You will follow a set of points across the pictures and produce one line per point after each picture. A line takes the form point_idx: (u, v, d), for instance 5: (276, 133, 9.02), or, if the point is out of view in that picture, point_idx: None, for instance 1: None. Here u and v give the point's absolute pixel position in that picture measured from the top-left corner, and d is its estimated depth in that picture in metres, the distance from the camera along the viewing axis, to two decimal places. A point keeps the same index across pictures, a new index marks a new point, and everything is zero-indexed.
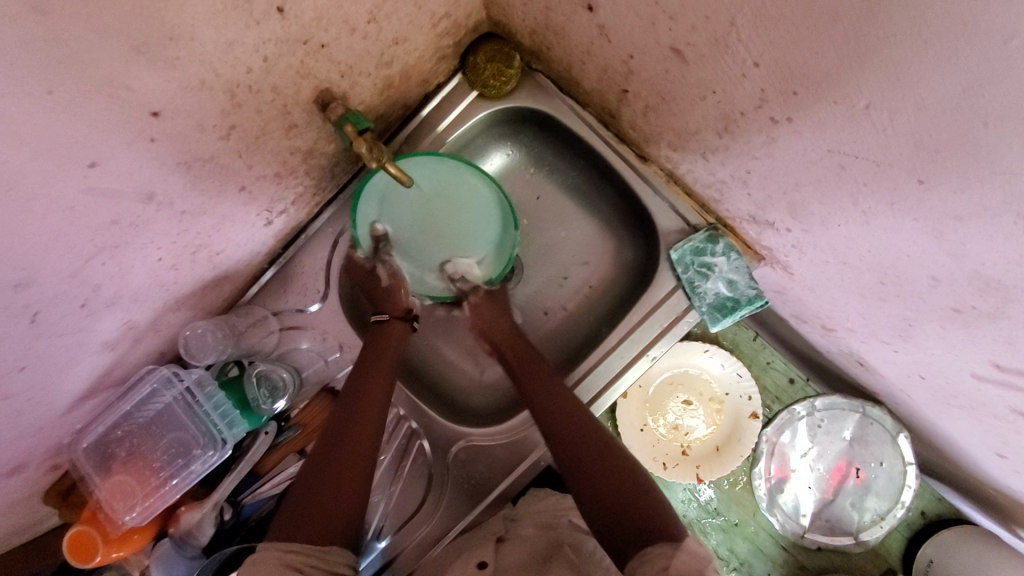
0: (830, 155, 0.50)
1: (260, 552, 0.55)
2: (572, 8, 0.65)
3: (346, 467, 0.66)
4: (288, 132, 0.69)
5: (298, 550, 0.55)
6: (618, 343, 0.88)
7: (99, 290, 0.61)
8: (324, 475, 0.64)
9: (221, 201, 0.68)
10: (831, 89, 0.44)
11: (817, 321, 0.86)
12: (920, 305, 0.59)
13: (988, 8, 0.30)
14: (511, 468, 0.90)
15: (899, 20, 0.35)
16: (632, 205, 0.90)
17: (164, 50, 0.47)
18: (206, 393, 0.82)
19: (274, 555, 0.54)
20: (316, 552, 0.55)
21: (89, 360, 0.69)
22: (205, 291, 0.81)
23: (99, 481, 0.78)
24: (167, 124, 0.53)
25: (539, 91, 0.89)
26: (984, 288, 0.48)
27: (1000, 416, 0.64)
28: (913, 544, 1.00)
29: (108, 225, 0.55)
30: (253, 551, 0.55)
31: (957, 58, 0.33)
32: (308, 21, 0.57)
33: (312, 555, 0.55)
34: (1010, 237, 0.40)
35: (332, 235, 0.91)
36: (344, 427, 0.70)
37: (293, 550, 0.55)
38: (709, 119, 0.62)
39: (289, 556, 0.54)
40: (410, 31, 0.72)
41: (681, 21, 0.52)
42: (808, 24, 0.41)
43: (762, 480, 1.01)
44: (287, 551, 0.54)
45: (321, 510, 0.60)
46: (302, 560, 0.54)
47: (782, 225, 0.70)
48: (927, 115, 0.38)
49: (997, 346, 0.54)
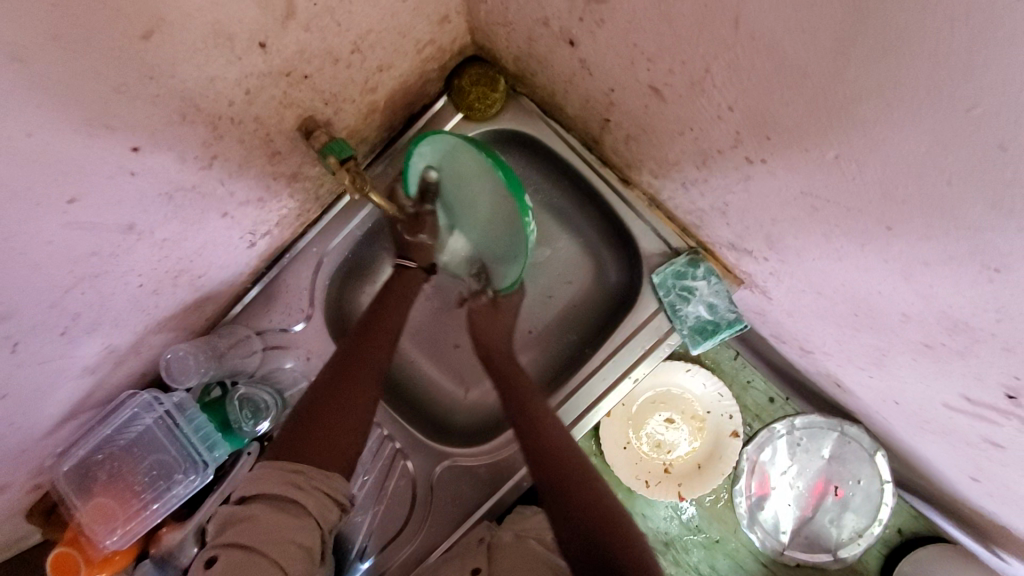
0: (803, 197, 0.52)
1: (263, 469, 0.57)
2: (554, 41, 0.66)
3: (355, 406, 0.68)
4: (272, 158, 0.70)
5: (303, 472, 0.58)
6: (601, 365, 0.88)
7: (78, 317, 0.60)
8: (332, 412, 0.66)
9: (203, 227, 0.68)
10: (801, 137, 0.45)
11: (794, 342, 0.88)
12: (893, 337, 0.60)
13: (943, 81, 0.31)
14: (494, 487, 0.89)
15: (863, 83, 0.36)
16: (615, 227, 0.91)
17: (146, 89, 0.47)
18: (186, 415, 0.80)
19: (277, 472, 0.57)
20: (318, 485, 0.58)
21: (69, 385, 0.68)
22: (187, 312, 0.81)
23: (79, 503, 0.77)
24: (148, 157, 0.53)
25: (523, 114, 0.90)
26: (952, 328, 0.50)
27: (971, 443, 0.65)
28: (891, 560, 1.02)
29: (87, 255, 0.55)
30: (261, 469, 0.57)
31: (917, 120, 0.35)
32: (291, 55, 0.58)
33: (315, 478, 0.58)
34: (975, 284, 0.42)
35: (317, 255, 0.90)
36: (352, 364, 0.72)
37: (297, 471, 0.58)
38: (688, 153, 0.63)
39: (292, 475, 0.57)
40: (395, 59, 0.72)
41: (659, 64, 0.53)
42: (778, 78, 0.42)
43: (743, 497, 1.02)
44: (291, 471, 0.57)
45: (328, 448, 0.63)
46: (304, 481, 0.57)
47: (759, 254, 0.72)
48: (891, 168, 0.40)
49: (967, 381, 0.55)
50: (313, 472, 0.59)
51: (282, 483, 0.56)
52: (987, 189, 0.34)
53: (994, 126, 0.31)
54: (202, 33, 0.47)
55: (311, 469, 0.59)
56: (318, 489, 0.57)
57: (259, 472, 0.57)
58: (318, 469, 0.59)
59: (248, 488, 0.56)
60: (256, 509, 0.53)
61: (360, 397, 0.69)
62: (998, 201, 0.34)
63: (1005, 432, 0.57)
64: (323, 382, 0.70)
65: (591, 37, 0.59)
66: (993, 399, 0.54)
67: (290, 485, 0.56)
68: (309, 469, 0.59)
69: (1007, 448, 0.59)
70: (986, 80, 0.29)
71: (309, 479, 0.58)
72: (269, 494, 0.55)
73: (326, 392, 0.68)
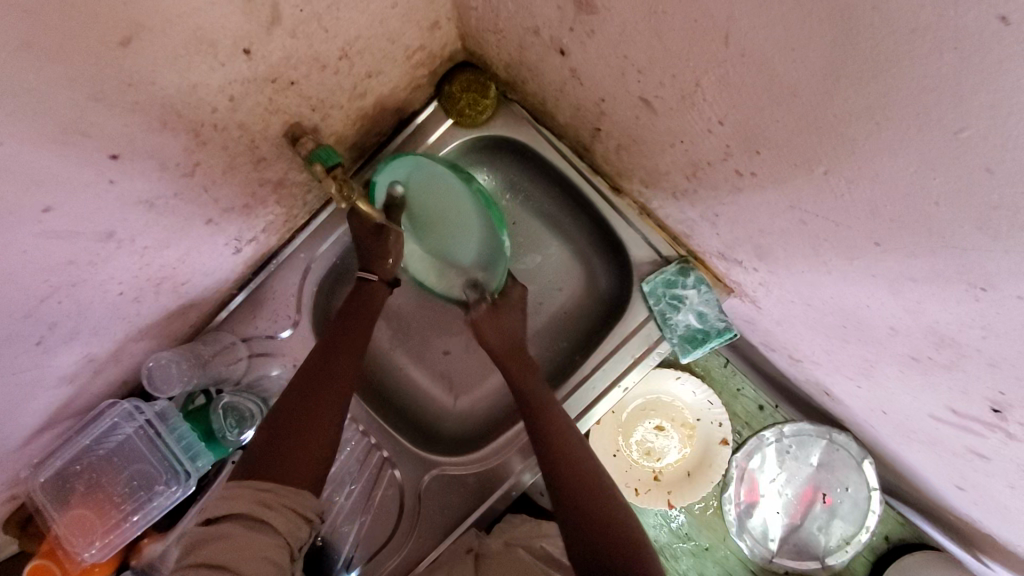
0: (792, 211, 0.52)
1: (230, 490, 0.56)
2: (545, 50, 0.66)
3: (323, 426, 0.66)
4: (258, 164, 0.68)
5: (270, 488, 0.57)
6: (590, 373, 0.88)
7: (55, 327, 0.59)
8: (303, 428, 0.64)
9: (186, 234, 0.67)
10: (791, 152, 0.45)
11: (784, 351, 0.88)
12: (880, 349, 0.60)
13: (931, 102, 0.31)
14: (484, 496, 0.89)
15: (853, 103, 0.36)
16: (605, 235, 0.91)
17: (124, 96, 0.46)
18: (169, 424, 0.79)
19: (247, 492, 0.56)
20: (283, 501, 0.57)
21: (46, 396, 0.66)
22: (170, 319, 0.79)
23: (55, 515, 0.75)
24: (127, 164, 0.52)
25: (514, 121, 0.89)
26: (939, 342, 0.50)
27: (957, 453, 0.65)
28: (878, 566, 1.02)
29: (64, 264, 0.53)
30: (225, 490, 0.56)
31: (906, 140, 0.35)
32: (277, 61, 0.57)
33: (284, 495, 0.57)
34: (963, 301, 0.42)
35: (304, 261, 0.89)
36: (315, 375, 0.70)
37: (265, 489, 0.57)
38: (678, 164, 0.63)
39: (260, 493, 0.56)
40: (384, 65, 0.72)
41: (649, 76, 0.53)
42: (766, 94, 0.42)
43: (732, 504, 1.02)
44: (256, 489, 0.56)
45: (296, 465, 0.61)
46: (272, 498, 0.56)
47: (749, 264, 0.71)
48: (881, 186, 0.40)
49: (953, 393, 0.56)
50: (280, 488, 0.58)
51: (252, 501, 0.55)
52: (975, 211, 0.34)
53: (982, 149, 0.31)
54: (183, 39, 0.46)
55: (276, 485, 0.58)
56: (289, 507, 0.57)
57: (224, 493, 0.56)
58: (284, 485, 0.58)
59: (215, 508, 0.54)
60: (229, 527, 0.52)
61: (328, 411, 0.67)
62: (987, 222, 0.34)
63: (992, 444, 0.57)
64: (291, 400, 0.68)
65: (582, 47, 0.58)
66: (979, 413, 0.54)
67: (260, 503, 0.55)
68: (279, 488, 0.58)
69: (993, 459, 0.59)
70: (973, 102, 0.29)
71: (279, 496, 0.57)
72: (240, 514, 0.54)
73: (296, 407, 0.66)
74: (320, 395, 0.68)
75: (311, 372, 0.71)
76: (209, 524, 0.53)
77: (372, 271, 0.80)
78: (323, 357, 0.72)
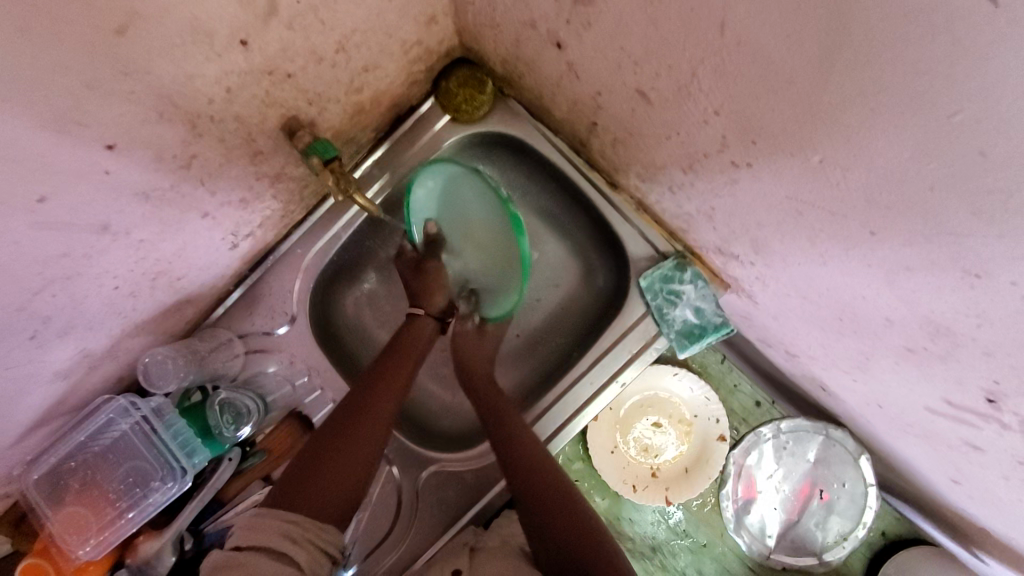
0: (788, 202, 0.52)
1: (256, 518, 0.56)
2: (541, 44, 0.66)
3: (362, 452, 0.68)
4: (254, 158, 0.68)
5: (299, 523, 0.56)
6: (588, 369, 0.88)
7: (49, 321, 0.58)
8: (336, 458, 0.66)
9: (182, 228, 0.67)
10: (786, 142, 0.46)
11: (781, 346, 0.88)
12: (876, 342, 0.61)
13: (923, 86, 0.32)
14: (482, 491, 0.88)
15: (847, 89, 0.36)
16: (603, 231, 0.91)
17: (119, 85, 0.46)
18: (164, 421, 0.78)
19: (273, 522, 0.55)
20: (308, 527, 0.57)
21: (40, 390, 0.66)
22: (166, 315, 0.79)
23: (50, 513, 0.75)
24: (122, 156, 0.52)
25: (511, 117, 0.89)
26: (935, 332, 0.50)
27: (953, 446, 0.65)
28: (875, 562, 1.03)
29: (58, 257, 0.53)
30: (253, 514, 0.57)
31: (899, 124, 0.35)
32: (273, 53, 0.57)
33: (312, 530, 0.57)
34: (958, 289, 0.42)
35: (301, 257, 0.89)
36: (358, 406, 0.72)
37: (294, 522, 0.56)
38: (675, 157, 0.63)
39: (289, 527, 0.55)
40: (381, 59, 0.72)
41: (646, 68, 0.53)
42: (761, 83, 0.42)
43: (729, 502, 1.02)
44: (286, 522, 0.56)
45: (324, 495, 0.62)
46: (300, 533, 0.56)
47: (745, 258, 0.72)
48: (875, 174, 0.40)
49: (949, 385, 0.56)
50: (309, 522, 0.57)
51: (278, 535, 0.54)
52: (971, 196, 0.34)
53: (978, 132, 0.31)
54: (178, 28, 0.46)
55: (305, 518, 0.57)
56: (313, 543, 0.56)
57: (252, 522, 0.55)
58: (310, 519, 0.58)
59: (240, 539, 0.53)
60: (254, 559, 0.51)
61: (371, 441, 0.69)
62: (982, 207, 0.34)
63: (987, 436, 0.57)
64: (329, 430, 0.69)
65: (578, 39, 0.59)
66: (975, 404, 0.54)
67: (286, 538, 0.54)
68: (304, 520, 0.57)
69: (988, 451, 0.59)
70: (965, 84, 0.29)
71: (304, 531, 0.56)
72: (265, 545, 0.53)
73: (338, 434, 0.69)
74: (359, 427, 0.70)
75: (356, 407, 0.72)
76: (235, 554, 0.51)
77: (421, 306, 0.82)
78: (366, 392, 0.74)
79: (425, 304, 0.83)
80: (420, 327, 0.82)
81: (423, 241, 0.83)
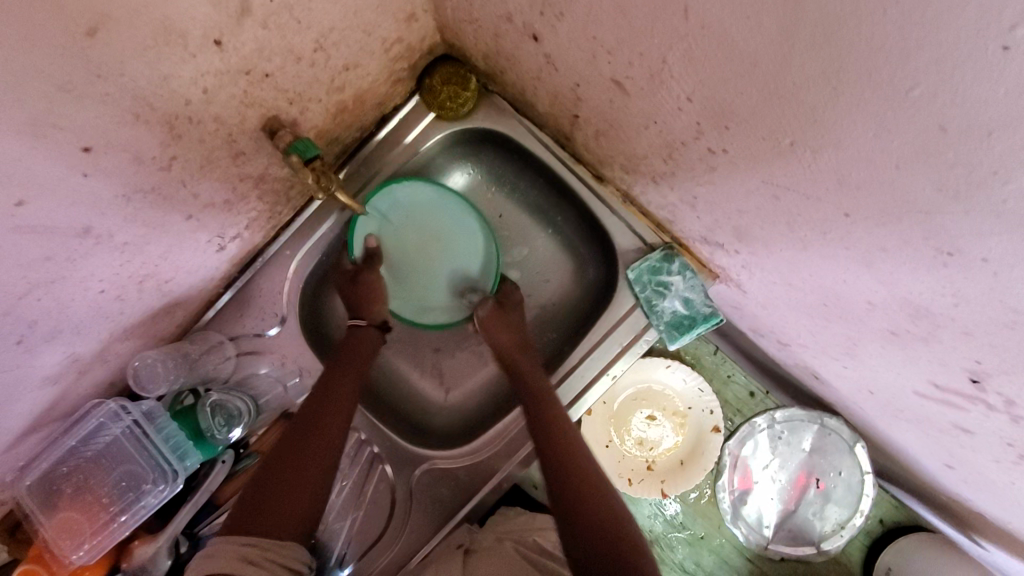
0: (765, 186, 0.52)
1: (215, 546, 0.55)
2: (519, 38, 0.66)
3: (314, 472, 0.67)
4: (236, 159, 0.69)
5: (259, 545, 0.56)
6: (578, 363, 0.88)
7: (35, 325, 0.59)
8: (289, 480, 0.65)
9: (166, 230, 0.67)
10: (757, 126, 0.46)
11: (772, 335, 0.88)
12: (860, 325, 0.60)
13: (882, 61, 0.32)
14: (478, 487, 0.88)
15: (811, 69, 0.37)
16: (591, 224, 0.91)
17: (93, 88, 0.46)
18: (155, 425, 0.78)
19: (229, 547, 0.55)
20: (269, 547, 0.57)
21: (30, 396, 0.66)
22: (155, 319, 0.79)
23: (43, 519, 0.74)
24: (100, 158, 0.52)
25: (496, 113, 0.89)
26: (914, 313, 0.49)
27: (943, 430, 0.65)
28: (874, 550, 1.02)
29: (40, 261, 0.53)
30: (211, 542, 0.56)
31: (861, 99, 0.35)
32: (249, 53, 0.57)
33: (271, 549, 0.57)
34: (932, 269, 0.42)
35: (289, 258, 0.89)
36: (307, 425, 0.72)
37: (252, 543, 0.56)
38: (654, 146, 0.63)
39: (247, 550, 0.55)
40: (361, 57, 0.72)
41: (619, 56, 0.53)
42: (731, 68, 0.43)
43: (725, 493, 1.01)
44: (244, 545, 0.55)
45: (285, 511, 0.62)
46: (258, 553, 0.55)
47: (730, 247, 0.72)
48: (846, 154, 0.40)
49: (933, 366, 0.55)
50: (266, 541, 0.57)
51: (239, 560, 0.54)
52: (939, 170, 0.34)
53: (938, 106, 0.31)
54: (150, 29, 0.46)
55: (266, 539, 0.58)
56: (272, 561, 0.56)
57: (211, 550, 0.55)
58: (273, 539, 0.58)
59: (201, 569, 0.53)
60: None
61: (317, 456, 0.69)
62: (951, 183, 0.34)
63: (974, 417, 0.57)
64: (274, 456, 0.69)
65: (553, 31, 0.59)
66: (959, 385, 0.54)
67: (246, 561, 0.54)
68: (263, 541, 0.57)
69: (977, 434, 0.58)
70: (922, 56, 0.30)
71: (263, 551, 0.56)
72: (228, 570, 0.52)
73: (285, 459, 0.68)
74: (307, 446, 0.69)
75: (307, 423, 0.72)
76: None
77: (365, 317, 0.85)
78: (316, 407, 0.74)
79: (364, 313, 0.86)
80: (365, 336, 0.85)
81: (362, 254, 0.88)
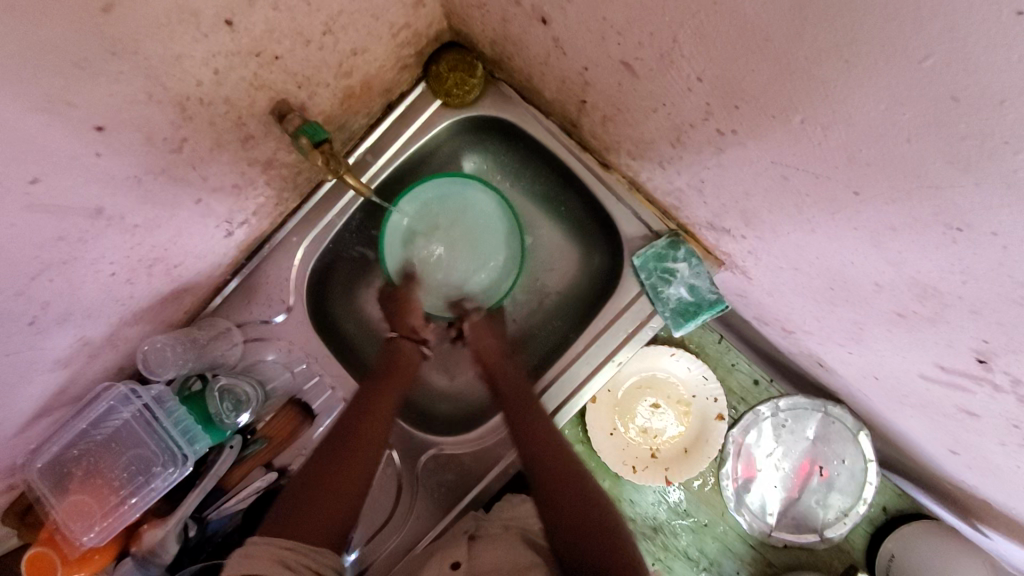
0: (774, 166, 0.53)
1: (252, 546, 0.58)
2: (527, 21, 0.66)
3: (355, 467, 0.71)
4: (245, 143, 0.69)
5: (291, 548, 0.59)
6: (583, 351, 0.88)
7: (47, 307, 0.59)
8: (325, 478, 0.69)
9: (175, 213, 0.67)
10: (769, 106, 0.46)
11: (777, 323, 0.88)
12: (866, 307, 0.60)
13: (894, 34, 0.33)
14: (484, 472, 0.89)
15: (822, 44, 0.37)
16: (595, 211, 0.91)
17: (107, 65, 0.47)
18: (166, 408, 0.79)
19: (267, 549, 0.58)
20: (304, 548, 0.60)
21: (42, 377, 0.66)
22: (164, 303, 0.80)
23: (55, 502, 0.75)
24: (113, 138, 0.52)
25: (501, 100, 0.89)
26: (922, 294, 0.49)
27: (949, 415, 0.65)
28: (877, 538, 1.02)
29: (54, 241, 0.54)
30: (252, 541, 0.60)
31: (875, 70, 0.36)
32: (259, 34, 0.58)
33: (305, 553, 0.59)
34: (941, 246, 0.42)
35: (297, 245, 0.89)
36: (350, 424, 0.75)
37: (287, 548, 0.59)
38: (662, 131, 0.64)
39: (284, 554, 0.58)
40: (369, 42, 0.72)
41: (629, 37, 0.54)
42: (741, 42, 0.43)
43: (729, 480, 1.02)
44: (280, 548, 0.58)
45: (319, 515, 0.65)
46: (293, 558, 0.58)
47: (737, 232, 0.72)
48: (856, 128, 0.41)
49: (940, 348, 0.55)
50: (301, 547, 0.60)
51: (275, 562, 0.56)
52: (948, 140, 0.35)
53: (951, 72, 0.32)
54: (164, 7, 0.47)
55: (298, 544, 0.60)
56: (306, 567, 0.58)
57: (246, 551, 0.57)
58: (304, 545, 0.61)
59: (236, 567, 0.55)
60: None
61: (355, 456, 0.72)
62: (963, 156, 0.35)
63: (981, 400, 0.57)
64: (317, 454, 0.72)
65: (562, 13, 0.59)
66: (966, 366, 0.54)
67: (279, 563, 0.56)
68: (296, 546, 0.60)
69: (983, 417, 0.59)
70: (934, 26, 0.31)
71: (298, 556, 0.59)
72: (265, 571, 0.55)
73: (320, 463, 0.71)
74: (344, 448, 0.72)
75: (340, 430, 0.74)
76: None
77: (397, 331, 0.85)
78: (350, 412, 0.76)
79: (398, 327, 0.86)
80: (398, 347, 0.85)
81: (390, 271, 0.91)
